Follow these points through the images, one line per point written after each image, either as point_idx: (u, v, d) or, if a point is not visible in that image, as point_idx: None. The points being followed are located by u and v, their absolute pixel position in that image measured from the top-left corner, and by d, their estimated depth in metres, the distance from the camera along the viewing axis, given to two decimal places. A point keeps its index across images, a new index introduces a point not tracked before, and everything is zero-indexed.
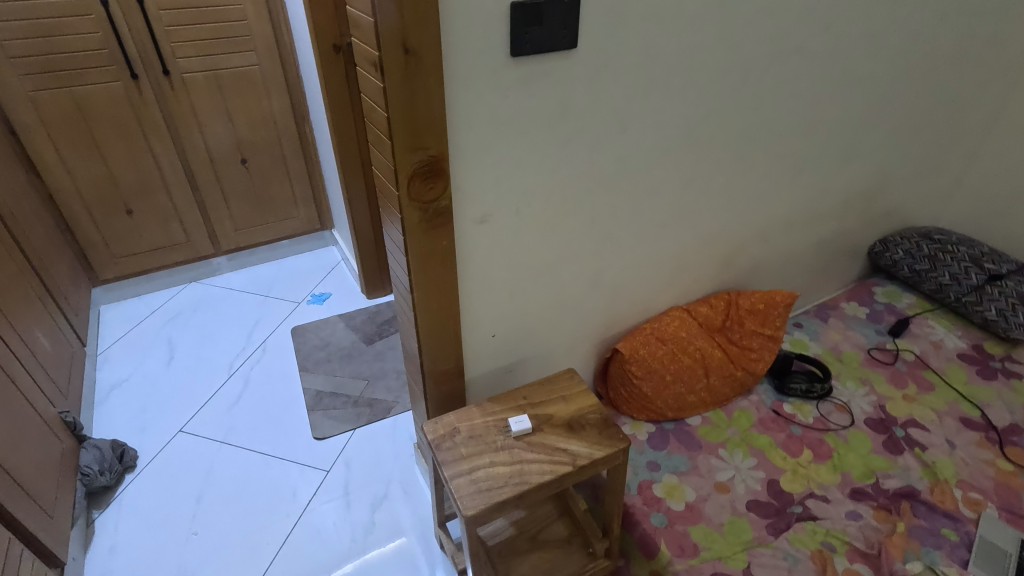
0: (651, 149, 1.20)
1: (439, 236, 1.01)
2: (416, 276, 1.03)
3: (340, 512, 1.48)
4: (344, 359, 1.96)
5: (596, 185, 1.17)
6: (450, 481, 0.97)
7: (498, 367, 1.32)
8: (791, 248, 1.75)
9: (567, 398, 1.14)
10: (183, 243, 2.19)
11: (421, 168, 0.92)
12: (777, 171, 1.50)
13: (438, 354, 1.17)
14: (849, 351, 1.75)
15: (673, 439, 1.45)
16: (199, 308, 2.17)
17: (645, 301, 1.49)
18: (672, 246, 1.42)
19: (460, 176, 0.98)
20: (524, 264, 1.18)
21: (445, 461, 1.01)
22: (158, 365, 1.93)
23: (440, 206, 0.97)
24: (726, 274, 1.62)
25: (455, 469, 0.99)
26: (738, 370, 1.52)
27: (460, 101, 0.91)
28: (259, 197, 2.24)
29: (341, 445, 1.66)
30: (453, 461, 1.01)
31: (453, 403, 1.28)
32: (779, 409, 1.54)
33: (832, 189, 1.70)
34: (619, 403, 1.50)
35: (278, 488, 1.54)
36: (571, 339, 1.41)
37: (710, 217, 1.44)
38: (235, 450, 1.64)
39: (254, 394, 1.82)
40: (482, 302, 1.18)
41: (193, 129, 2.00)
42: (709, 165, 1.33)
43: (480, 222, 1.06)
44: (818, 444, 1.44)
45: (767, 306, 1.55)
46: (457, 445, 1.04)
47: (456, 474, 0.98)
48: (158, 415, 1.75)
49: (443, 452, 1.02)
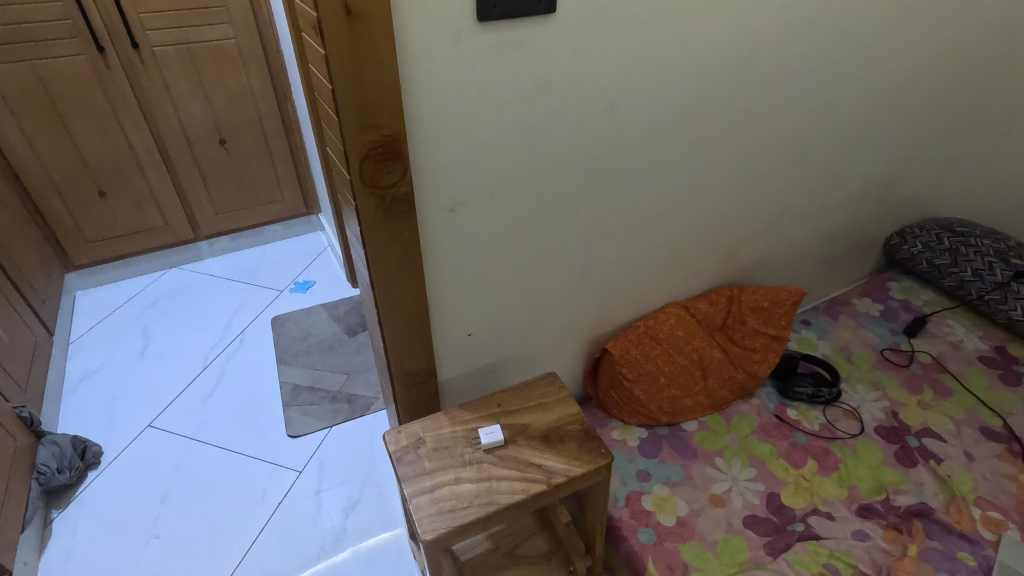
0: (645, 131, 1.08)
1: (401, 227, 0.90)
2: (376, 270, 0.93)
3: (340, 499, 1.44)
4: (325, 351, 1.87)
5: (583, 170, 1.06)
6: (409, 501, 0.87)
7: (476, 367, 1.22)
8: (799, 240, 1.62)
9: (546, 405, 1.02)
10: (161, 227, 2.10)
11: (376, 150, 0.81)
12: (787, 157, 1.37)
13: (407, 354, 1.07)
14: (861, 352, 1.63)
15: (666, 445, 1.34)
16: (177, 295, 2.08)
17: (638, 297, 1.37)
18: (668, 239, 1.31)
19: (423, 159, 0.87)
20: (501, 258, 1.07)
21: (405, 476, 0.91)
22: (131, 355, 1.84)
23: (400, 193, 0.86)
24: (728, 268, 1.50)
25: (416, 486, 0.89)
26: (739, 372, 1.41)
27: (418, 73, 0.80)
28: (240, 180, 2.13)
29: (316, 442, 1.57)
30: (415, 477, 0.90)
31: (425, 407, 1.18)
32: (782, 415, 1.43)
33: (847, 177, 1.57)
34: (609, 406, 1.39)
35: (248, 488, 1.46)
36: (557, 338, 1.30)
37: (710, 207, 1.32)
38: (205, 447, 1.56)
39: (229, 387, 1.73)
40: (455, 299, 1.07)
41: (167, 108, 1.89)
42: (709, 150, 1.21)
43: (450, 210, 0.95)
44: (824, 455, 1.33)
45: (772, 303, 1.43)
46: (420, 459, 0.93)
47: (418, 491, 0.89)
48: (127, 408, 1.66)
49: (406, 466, 0.92)
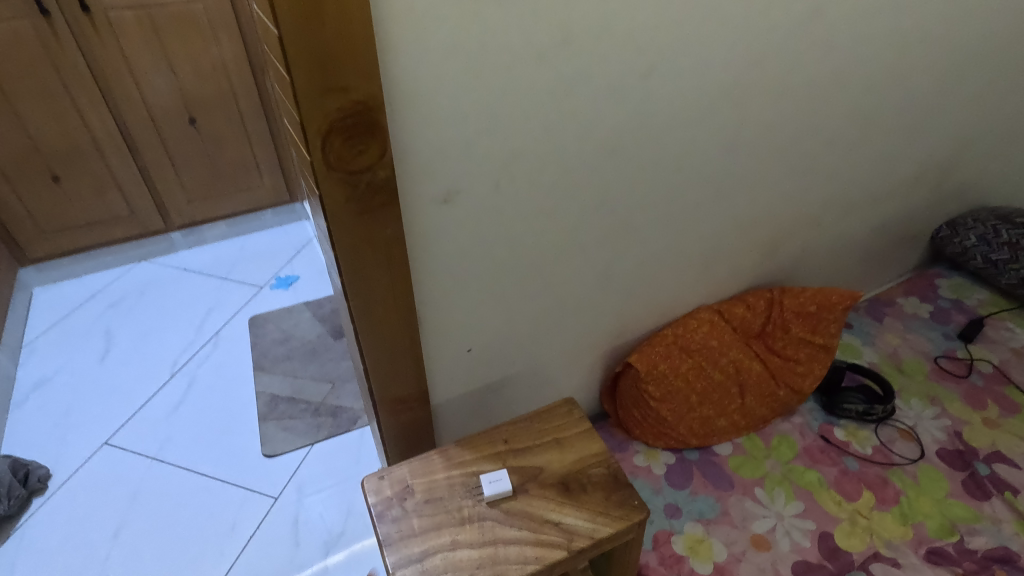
0: (685, 102, 0.88)
1: (380, 223, 0.69)
2: (351, 278, 0.73)
3: (335, 499, 1.32)
4: (307, 356, 1.68)
5: (610, 150, 0.85)
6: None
7: (477, 386, 1.02)
8: (844, 233, 1.42)
9: (563, 442, 0.83)
10: (126, 217, 1.89)
11: (343, 122, 0.60)
12: (841, 137, 1.17)
13: (392, 376, 0.87)
14: (912, 360, 1.44)
15: (697, 474, 1.16)
16: (146, 293, 1.88)
17: (666, 300, 1.18)
18: (702, 234, 1.11)
19: (408, 136, 0.67)
20: (507, 260, 0.88)
21: (388, 540, 0.72)
22: (90, 360, 1.65)
23: (378, 179, 0.66)
24: (766, 265, 1.30)
25: (401, 554, 0.71)
26: (780, 387, 1.22)
27: (398, 17, 0.59)
28: (214, 163, 1.92)
29: (295, 463, 1.39)
30: (401, 542, 0.72)
31: (417, 436, 0.99)
32: (829, 436, 1.24)
33: (903, 161, 1.36)
34: (630, 426, 1.20)
35: (214, 519, 1.28)
36: (572, 350, 1.11)
37: (752, 196, 1.12)
38: (168, 469, 1.37)
39: (199, 398, 1.54)
40: (451, 310, 0.88)
41: (126, 82, 1.68)
42: (756, 127, 1.00)
43: (444, 202, 0.75)
44: (881, 485, 1.14)
45: (820, 308, 1.23)
46: (407, 516, 0.74)
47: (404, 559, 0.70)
48: (81, 423, 1.47)
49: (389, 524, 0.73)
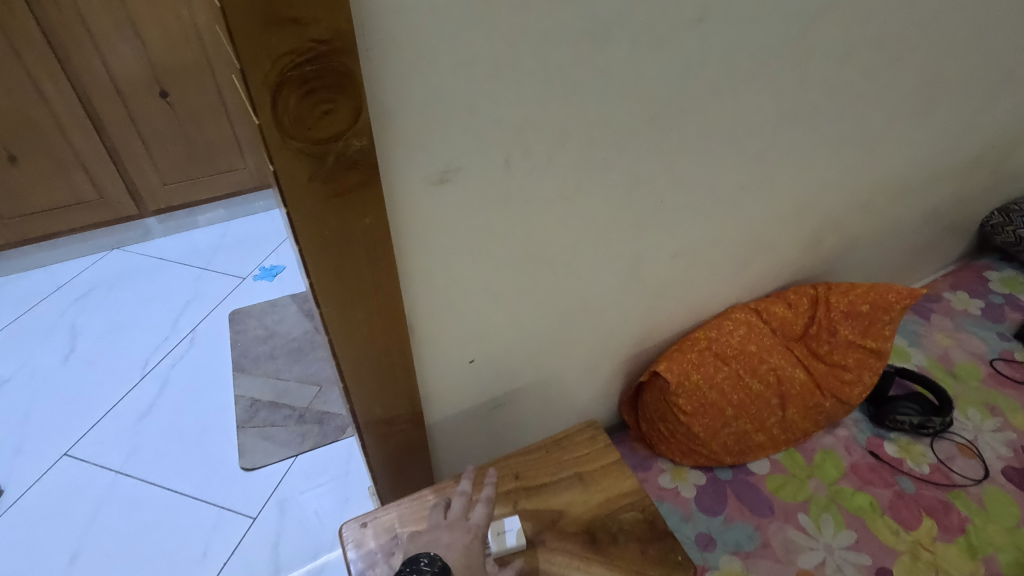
0: (738, 60, 0.71)
1: (357, 209, 0.54)
2: (321, 281, 0.57)
3: (334, 492, 1.21)
4: (292, 356, 1.52)
5: (646, 118, 0.69)
6: (444, 557, 0.56)
7: (481, 401, 0.87)
8: (892, 222, 1.26)
9: (587, 478, 0.70)
10: (95, 202, 1.72)
11: (299, 71, 0.44)
12: (905, 108, 1.00)
13: (379, 395, 0.72)
14: (966, 363, 1.28)
15: (732, 496, 1.02)
16: (118, 284, 1.73)
17: (698, 299, 1.02)
18: (744, 222, 0.95)
19: (390, 95, 0.51)
20: (518, 256, 0.72)
21: (438, 523, 0.61)
22: (52, 359, 1.50)
23: (351, 151, 0.49)
24: (808, 259, 1.15)
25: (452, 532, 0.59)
26: (827, 397, 1.07)
27: None
28: (191, 142, 1.75)
29: (276, 477, 1.24)
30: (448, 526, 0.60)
31: (411, 460, 0.84)
32: (879, 453, 1.09)
33: (964, 140, 1.20)
34: (655, 442, 1.06)
35: (184, 544, 1.13)
36: (589, 357, 0.96)
37: (801, 179, 0.96)
38: (134, 484, 1.23)
39: (171, 403, 1.39)
40: (450, 315, 0.72)
41: (88, 51, 1.50)
42: (813, 95, 0.84)
43: (439, 182, 0.59)
44: (943, 511, 1.00)
45: (874, 308, 1.07)
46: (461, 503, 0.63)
47: (457, 534, 0.58)
48: (39, 432, 1.33)
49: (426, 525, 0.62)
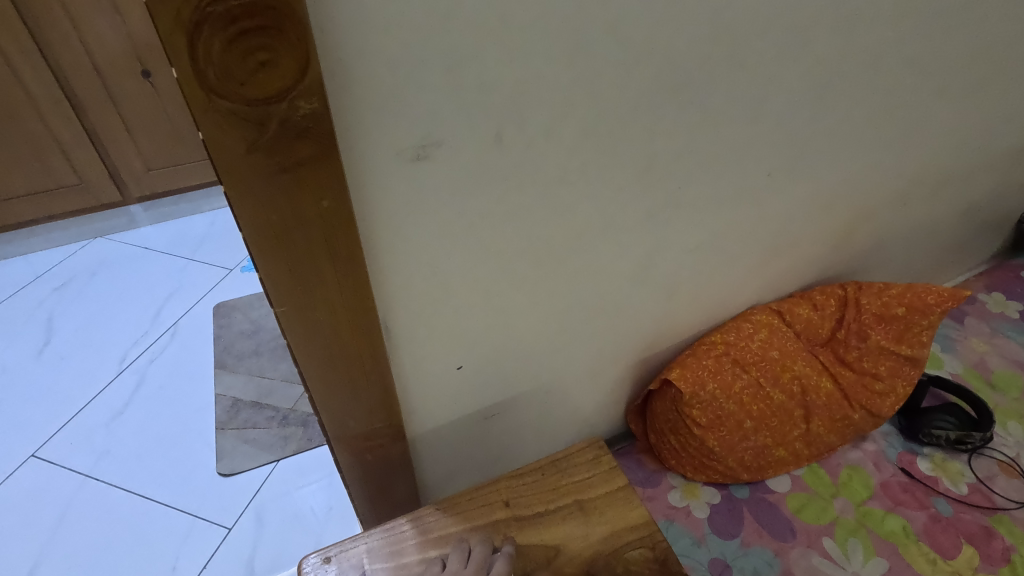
0: (774, 24, 0.61)
1: (312, 189, 0.44)
2: (275, 276, 0.48)
3: (319, 497, 1.13)
4: (278, 352, 1.43)
5: (663, 90, 0.59)
6: None
7: (472, 411, 0.78)
8: (928, 217, 1.15)
9: (588, 507, 0.64)
10: (75, 187, 1.64)
11: (223, 7, 0.34)
12: (953, 88, 0.89)
13: (351, 408, 0.63)
14: (1004, 372, 1.18)
15: (749, 518, 0.93)
16: (99, 274, 1.65)
17: (715, 300, 0.92)
18: (770, 213, 0.85)
19: (352, 45, 0.41)
20: (512, 249, 0.63)
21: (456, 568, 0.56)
22: (26, 352, 1.43)
23: (300, 116, 0.40)
24: (836, 256, 1.04)
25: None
26: (856, 409, 0.97)
27: None
28: (177, 125, 1.66)
29: (255, 484, 1.16)
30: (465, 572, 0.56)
31: (392, 476, 0.75)
32: (911, 470, 0.99)
33: (1011, 127, 1.08)
34: (665, 455, 0.97)
35: (153, 555, 1.05)
36: (593, 363, 0.86)
37: (832, 168, 0.86)
38: (103, 488, 1.15)
39: (147, 401, 1.31)
40: (434, 315, 0.63)
41: (64, 28, 1.40)
42: (851, 72, 0.74)
43: (416, 159, 0.49)
44: (984, 538, 0.90)
45: (912, 311, 0.96)
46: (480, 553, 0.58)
47: None
48: (7, 429, 1.25)
49: None
